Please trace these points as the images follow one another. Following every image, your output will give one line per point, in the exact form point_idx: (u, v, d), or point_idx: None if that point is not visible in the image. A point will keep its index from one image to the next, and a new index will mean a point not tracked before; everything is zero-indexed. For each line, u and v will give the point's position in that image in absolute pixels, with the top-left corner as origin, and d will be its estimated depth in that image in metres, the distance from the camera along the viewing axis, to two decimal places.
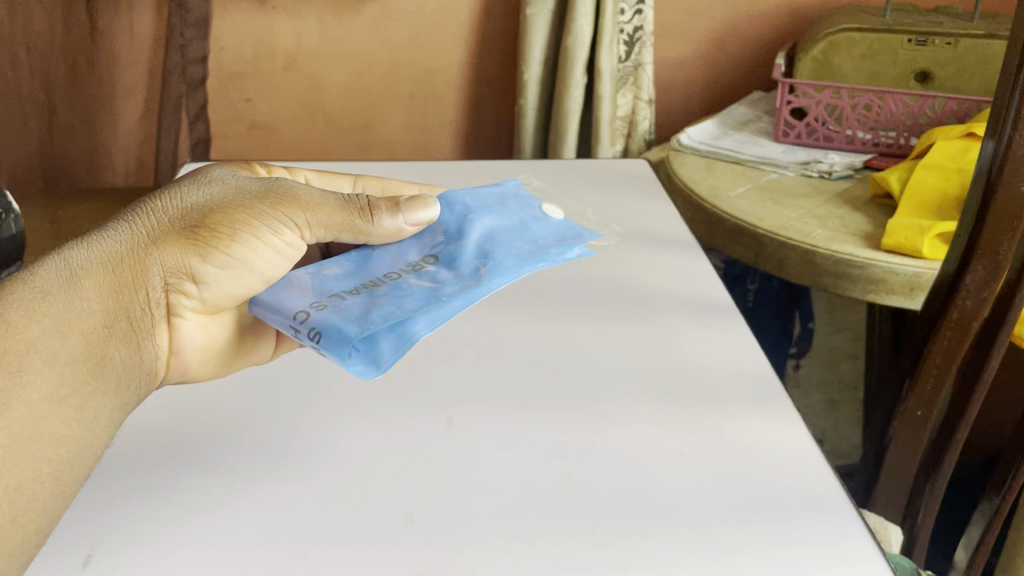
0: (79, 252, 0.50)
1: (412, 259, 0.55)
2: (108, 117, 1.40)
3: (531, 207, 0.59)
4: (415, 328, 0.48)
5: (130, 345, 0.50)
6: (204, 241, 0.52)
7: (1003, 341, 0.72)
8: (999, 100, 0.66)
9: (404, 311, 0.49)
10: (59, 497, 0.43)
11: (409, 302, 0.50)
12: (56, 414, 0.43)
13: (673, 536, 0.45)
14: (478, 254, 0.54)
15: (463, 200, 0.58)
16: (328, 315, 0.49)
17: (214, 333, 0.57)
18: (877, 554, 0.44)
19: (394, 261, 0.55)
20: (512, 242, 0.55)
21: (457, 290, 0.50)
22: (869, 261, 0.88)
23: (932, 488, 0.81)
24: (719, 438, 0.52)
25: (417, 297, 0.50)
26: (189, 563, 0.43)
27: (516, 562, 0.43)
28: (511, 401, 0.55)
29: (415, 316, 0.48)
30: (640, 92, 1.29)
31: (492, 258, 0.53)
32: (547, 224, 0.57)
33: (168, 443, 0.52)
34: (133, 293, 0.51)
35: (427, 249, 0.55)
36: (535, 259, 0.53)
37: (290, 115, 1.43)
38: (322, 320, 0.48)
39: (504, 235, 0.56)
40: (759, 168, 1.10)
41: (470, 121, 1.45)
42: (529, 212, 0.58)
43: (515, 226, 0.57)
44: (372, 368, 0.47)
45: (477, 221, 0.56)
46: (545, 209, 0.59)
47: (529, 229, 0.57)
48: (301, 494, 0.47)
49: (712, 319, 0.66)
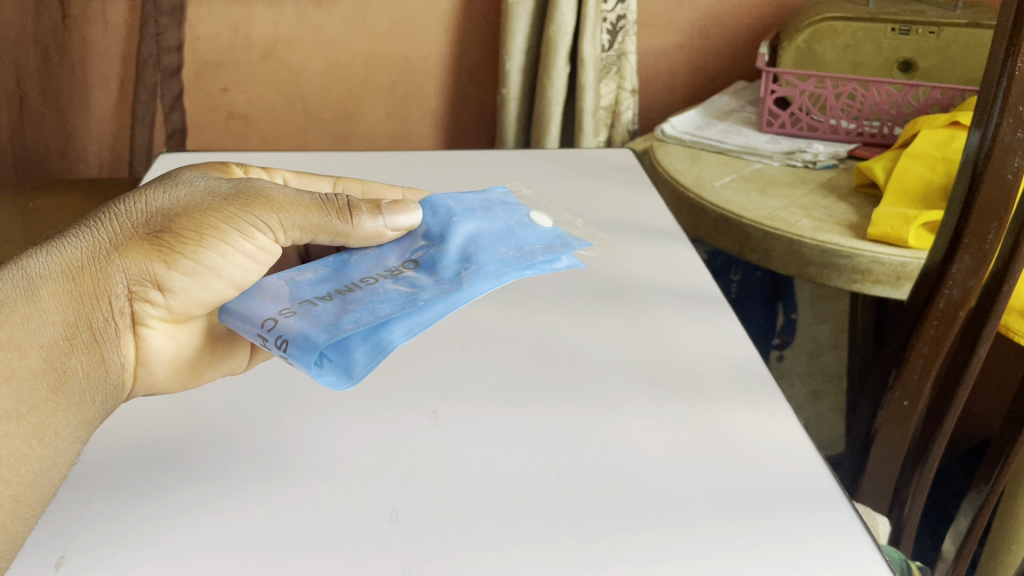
0: (38, 261, 0.49)
1: (390, 265, 0.54)
2: (81, 107, 1.37)
3: (518, 213, 0.58)
4: (392, 337, 0.46)
5: (94, 356, 0.50)
6: (169, 247, 0.51)
7: (991, 330, 0.71)
8: (986, 91, 0.66)
9: (378, 315, 0.48)
10: (25, 520, 0.43)
11: (384, 306, 0.48)
12: (9, 432, 0.43)
13: (666, 531, 0.44)
14: (460, 258, 0.53)
15: (447, 204, 0.57)
16: (296, 323, 0.47)
17: (181, 343, 0.56)
18: (873, 546, 0.43)
19: (372, 266, 0.54)
20: (496, 246, 0.54)
21: (435, 295, 0.49)
22: (855, 250, 0.87)
23: (918, 480, 0.81)
24: (712, 430, 0.51)
25: (392, 301, 0.49)
26: (167, 563, 0.41)
27: (504, 558, 0.42)
28: (497, 395, 0.54)
29: (392, 323, 0.47)
30: (623, 81, 1.28)
31: (474, 261, 0.52)
32: (535, 231, 0.56)
33: (146, 446, 0.50)
34: (94, 303, 0.50)
35: (407, 255, 0.54)
36: (520, 265, 0.52)
37: (268, 105, 1.41)
38: (289, 328, 0.47)
39: (488, 239, 0.54)
40: (743, 158, 1.10)
41: (451, 111, 1.44)
42: (516, 218, 0.57)
43: (501, 231, 0.55)
44: (344, 379, 0.46)
45: (461, 224, 0.55)
46: (533, 216, 0.58)
47: (515, 234, 0.55)
48: (282, 492, 0.46)
49: (698, 309, 0.65)
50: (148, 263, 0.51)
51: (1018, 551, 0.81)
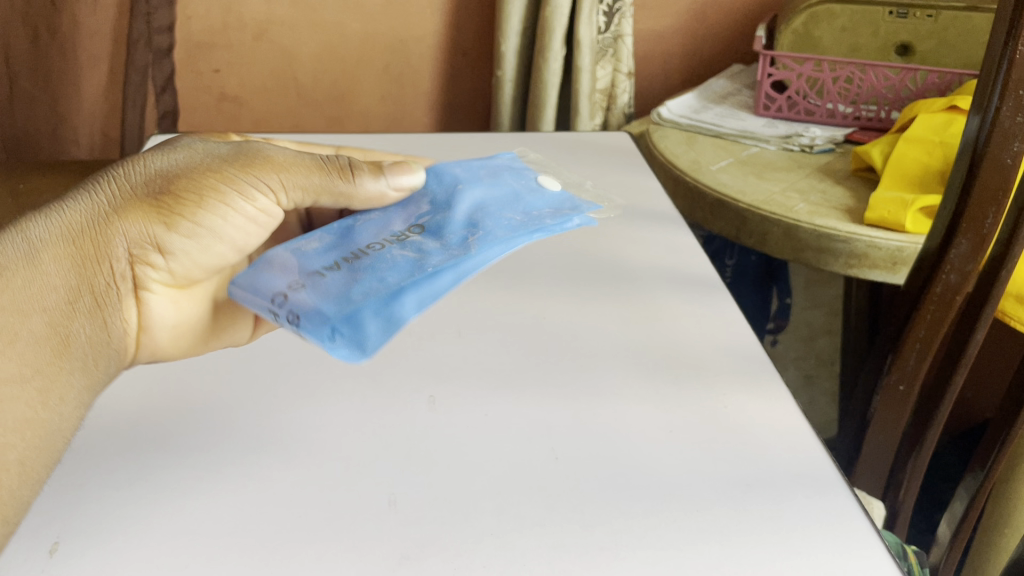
0: (38, 224, 0.48)
1: (397, 231, 0.51)
2: (71, 88, 1.36)
3: (524, 179, 0.55)
4: (405, 308, 0.44)
5: (98, 320, 0.49)
6: (168, 208, 0.50)
7: (988, 315, 0.71)
8: (983, 80, 0.66)
9: (388, 286, 0.46)
10: (27, 484, 0.42)
11: (394, 275, 0.46)
12: (16, 396, 0.42)
13: (665, 516, 0.44)
14: (467, 224, 0.50)
15: (451, 172, 0.55)
16: (306, 300, 0.46)
17: (187, 310, 0.55)
18: (874, 531, 0.43)
19: (379, 234, 0.51)
20: (503, 212, 0.51)
21: (445, 260, 0.47)
22: (851, 235, 0.87)
23: (914, 464, 0.81)
24: (712, 415, 0.51)
25: (401, 269, 0.47)
26: (164, 550, 0.41)
27: (504, 543, 0.42)
28: (494, 379, 0.54)
29: (405, 292, 0.45)
30: (620, 64, 1.27)
31: (481, 226, 0.50)
32: (541, 197, 0.54)
33: (141, 429, 0.49)
34: (95, 267, 0.49)
35: (413, 220, 0.52)
36: (529, 230, 0.50)
37: (261, 87, 1.40)
38: (298, 304, 0.45)
39: (494, 205, 0.52)
40: (740, 142, 1.09)
41: (446, 93, 1.43)
42: (522, 184, 0.55)
43: (507, 196, 0.53)
44: (358, 352, 0.43)
45: (467, 192, 0.53)
46: (540, 180, 0.55)
47: (522, 199, 0.53)
48: (279, 478, 0.45)
49: (697, 293, 0.65)
50: (153, 225, 0.50)
51: (1011, 536, 0.83)
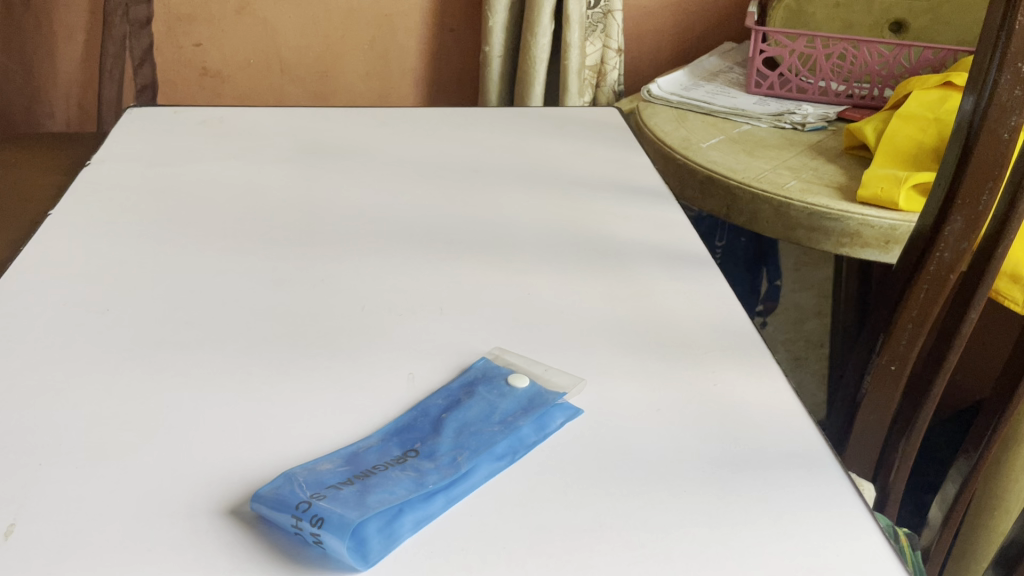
0: None
1: (387, 453, 0.43)
2: (47, 59, 1.32)
3: (495, 382, 0.49)
4: (408, 541, 0.38)
5: None
6: None
7: (983, 293, 0.69)
8: (980, 53, 0.64)
9: (395, 506, 0.39)
10: None
11: (399, 497, 0.39)
12: None
13: (652, 497, 0.42)
14: (455, 446, 0.44)
15: (431, 411, 0.47)
16: (327, 514, 0.37)
17: None
18: (867, 513, 0.42)
19: (367, 457, 0.43)
20: (485, 428, 0.46)
21: (439, 486, 0.41)
22: (844, 213, 0.85)
23: (906, 446, 0.80)
24: (699, 393, 0.50)
25: (405, 492, 0.40)
26: (124, 531, 0.38)
27: (485, 524, 0.39)
28: (474, 355, 0.52)
29: (409, 526, 0.39)
30: (609, 41, 1.25)
31: (467, 446, 0.44)
32: (516, 394, 0.48)
33: (101, 403, 0.47)
34: None
35: (399, 444, 0.44)
36: (514, 434, 0.45)
37: (244, 62, 1.37)
38: (317, 529, 0.37)
39: (473, 422, 0.46)
40: (731, 120, 1.07)
41: (432, 69, 1.40)
42: (496, 390, 0.48)
43: (485, 410, 0.47)
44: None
45: (451, 422, 0.46)
46: (512, 377, 0.49)
47: (497, 407, 0.47)
48: (246, 455, 0.43)
49: (686, 270, 0.63)
50: None
51: (1002, 517, 0.84)
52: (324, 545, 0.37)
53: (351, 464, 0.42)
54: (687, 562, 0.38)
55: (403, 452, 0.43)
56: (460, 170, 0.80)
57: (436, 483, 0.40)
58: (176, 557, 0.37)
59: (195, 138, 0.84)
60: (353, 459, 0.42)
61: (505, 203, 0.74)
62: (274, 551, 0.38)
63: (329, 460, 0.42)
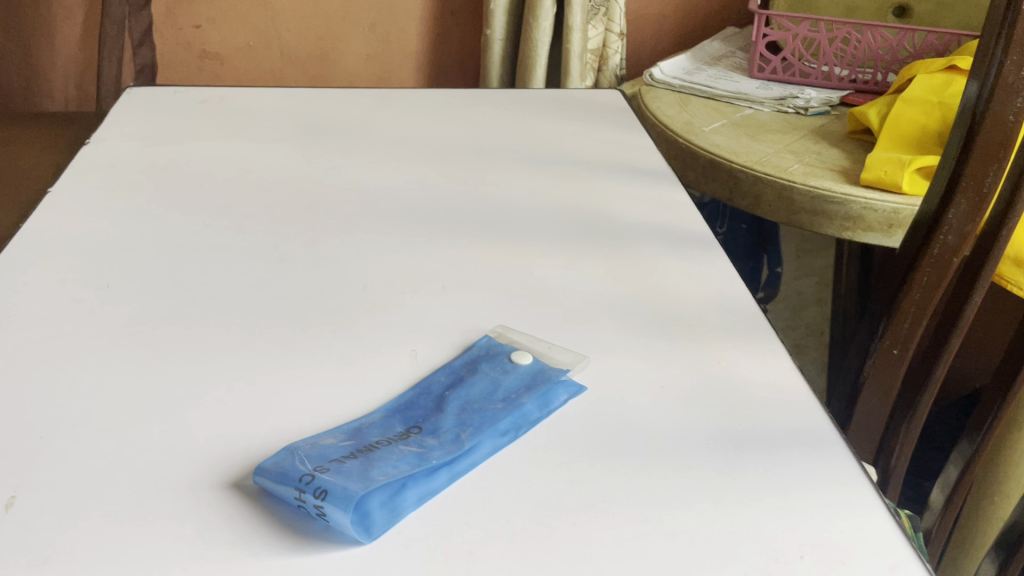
0: None
1: (390, 429, 0.43)
2: (45, 40, 1.32)
3: (498, 361, 0.49)
4: (412, 515, 0.38)
5: None
6: None
7: (987, 276, 0.69)
8: (986, 34, 0.63)
9: (398, 479, 0.39)
10: None
11: (402, 472, 0.39)
12: None
13: (657, 473, 0.41)
14: (459, 423, 0.43)
15: (434, 388, 0.46)
16: (331, 485, 0.37)
17: None
18: (873, 490, 0.42)
19: (371, 433, 0.42)
20: (488, 405, 0.45)
21: (443, 462, 0.40)
22: (847, 196, 0.85)
23: (908, 430, 0.79)
24: (704, 371, 0.49)
25: (408, 466, 0.40)
26: (125, 505, 0.38)
27: (487, 500, 0.39)
28: (477, 333, 0.52)
29: (412, 498, 0.38)
30: (612, 24, 1.24)
31: (471, 422, 0.43)
32: (518, 373, 0.48)
33: (100, 378, 0.46)
34: None
35: (403, 420, 0.44)
36: (518, 412, 0.44)
37: (243, 45, 1.36)
38: (323, 499, 0.37)
39: (476, 399, 0.46)
40: (733, 104, 1.07)
41: (433, 52, 1.40)
42: (499, 368, 0.48)
43: (488, 388, 0.47)
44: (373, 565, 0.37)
45: (454, 399, 0.45)
46: (515, 355, 0.49)
47: (500, 385, 0.47)
48: (248, 430, 0.43)
49: (690, 250, 0.63)
50: None
51: (1002, 504, 0.84)
52: (328, 518, 0.37)
53: (355, 439, 0.42)
54: (691, 536, 0.38)
55: (405, 428, 0.43)
56: (462, 151, 0.80)
57: (439, 459, 0.40)
58: (178, 530, 0.37)
59: (194, 118, 0.84)
60: (356, 434, 0.42)
61: (507, 184, 0.73)
62: (276, 524, 0.37)
63: (332, 435, 0.42)
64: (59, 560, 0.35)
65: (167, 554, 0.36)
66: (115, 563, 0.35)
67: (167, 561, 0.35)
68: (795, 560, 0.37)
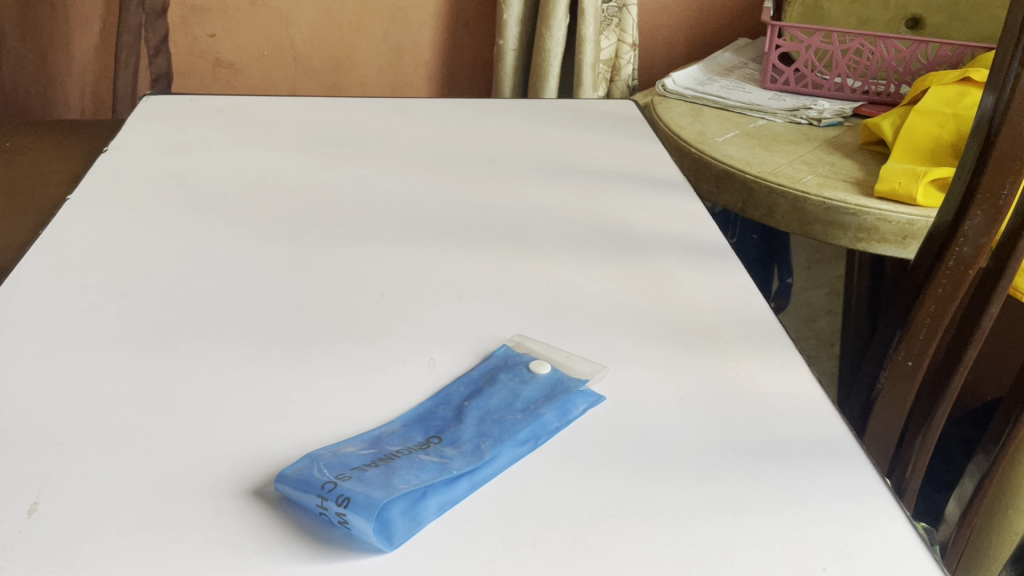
0: None
1: (411, 439, 0.43)
2: (62, 48, 1.33)
3: (516, 371, 0.49)
4: (435, 523, 0.38)
5: None
6: None
7: (1003, 288, 0.69)
8: (1002, 47, 0.63)
9: (419, 487, 0.38)
10: None
11: (424, 480, 0.39)
12: None
13: (677, 484, 0.41)
14: (477, 433, 0.43)
15: (454, 397, 0.46)
16: (355, 491, 0.37)
17: None
18: (893, 502, 0.41)
19: (391, 442, 0.42)
20: (507, 416, 0.45)
21: (463, 472, 0.40)
22: (861, 208, 0.85)
23: (923, 442, 0.79)
24: (723, 382, 0.49)
25: (429, 474, 0.40)
26: (147, 511, 0.38)
27: (507, 509, 0.39)
28: (495, 341, 0.52)
29: (432, 505, 0.38)
30: (624, 34, 1.24)
31: (490, 433, 0.43)
32: (537, 385, 0.48)
33: (121, 387, 0.46)
34: None
35: (424, 430, 0.44)
36: (536, 424, 0.44)
37: (257, 54, 1.37)
38: (347, 503, 0.37)
39: (495, 410, 0.45)
40: (746, 114, 1.07)
41: (446, 61, 1.40)
42: (517, 379, 0.48)
43: (507, 399, 0.46)
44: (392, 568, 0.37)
45: (473, 410, 0.45)
46: (533, 366, 0.49)
47: (519, 396, 0.47)
48: (268, 438, 0.43)
49: (707, 260, 0.63)
50: None
51: (1015, 517, 0.84)
52: (349, 525, 0.37)
53: (375, 447, 0.42)
54: (713, 547, 0.38)
55: (425, 438, 0.43)
56: (477, 160, 0.80)
57: (459, 469, 0.40)
58: (200, 537, 0.37)
59: (210, 126, 0.84)
60: (376, 443, 0.42)
61: (523, 193, 0.73)
62: (297, 533, 0.37)
63: (353, 443, 0.42)
64: (83, 566, 0.35)
65: (189, 560, 0.36)
66: (138, 568, 0.35)
67: (190, 567, 0.35)
68: (816, 571, 0.37)
